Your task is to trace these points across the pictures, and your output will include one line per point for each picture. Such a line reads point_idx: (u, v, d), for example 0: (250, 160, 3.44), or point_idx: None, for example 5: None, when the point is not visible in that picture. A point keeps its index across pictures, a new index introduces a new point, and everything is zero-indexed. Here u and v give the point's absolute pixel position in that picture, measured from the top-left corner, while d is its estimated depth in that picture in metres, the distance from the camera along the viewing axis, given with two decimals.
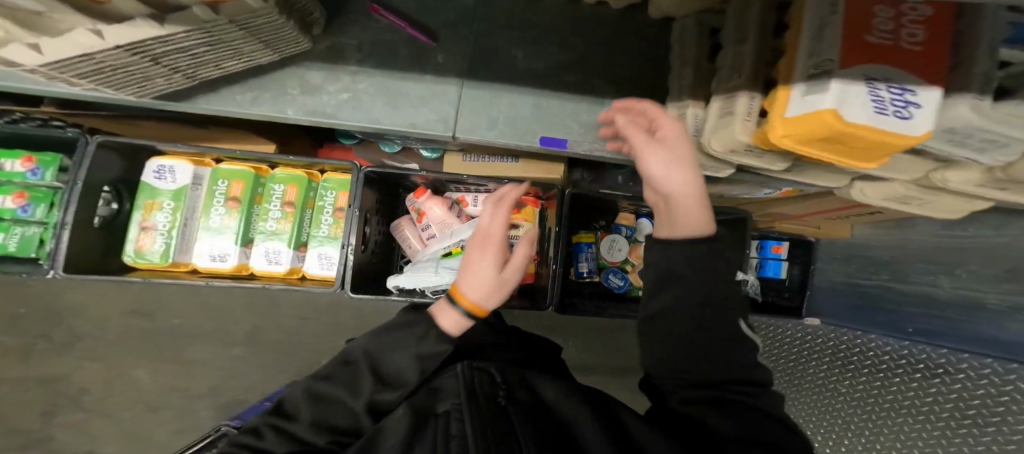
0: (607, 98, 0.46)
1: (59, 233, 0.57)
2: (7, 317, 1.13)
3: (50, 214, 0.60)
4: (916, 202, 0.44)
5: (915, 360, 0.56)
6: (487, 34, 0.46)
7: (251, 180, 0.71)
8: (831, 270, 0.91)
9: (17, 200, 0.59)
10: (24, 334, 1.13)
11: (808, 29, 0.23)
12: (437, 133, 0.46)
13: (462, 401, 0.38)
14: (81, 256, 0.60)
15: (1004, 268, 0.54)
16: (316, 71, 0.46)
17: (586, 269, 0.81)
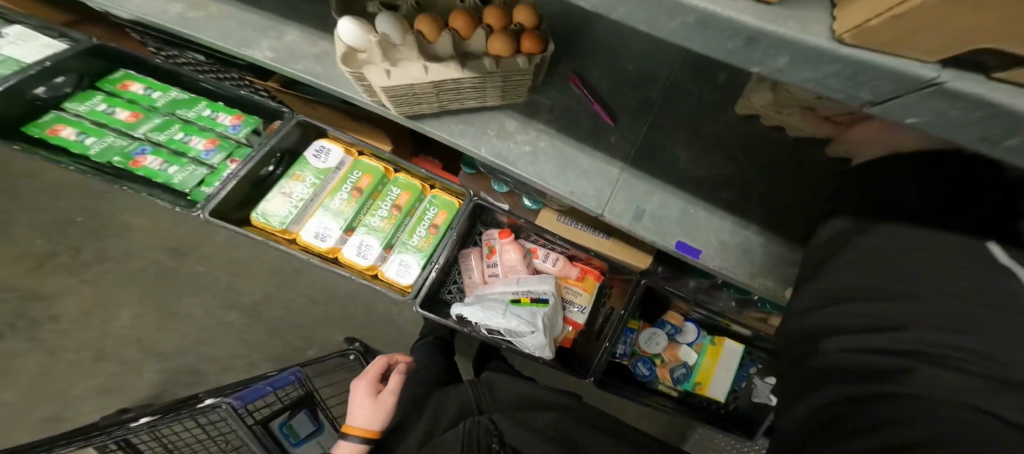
0: (751, 225, 0.57)
1: (228, 181, 0.75)
2: (64, 221, 1.24)
3: (221, 161, 0.82)
4: None
5: None
6: (655, 129, 0.60)
7: (377, 180, 0.85)
8: None
9: (207, 145, 0.83)
10: (67, 240, 1.22)
11: None
12: (587, 206, 0.57)
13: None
14: (226, 203, 0.76)
15: None
16: (512, 120, 0.59)
17: (622, 351, 0.96)
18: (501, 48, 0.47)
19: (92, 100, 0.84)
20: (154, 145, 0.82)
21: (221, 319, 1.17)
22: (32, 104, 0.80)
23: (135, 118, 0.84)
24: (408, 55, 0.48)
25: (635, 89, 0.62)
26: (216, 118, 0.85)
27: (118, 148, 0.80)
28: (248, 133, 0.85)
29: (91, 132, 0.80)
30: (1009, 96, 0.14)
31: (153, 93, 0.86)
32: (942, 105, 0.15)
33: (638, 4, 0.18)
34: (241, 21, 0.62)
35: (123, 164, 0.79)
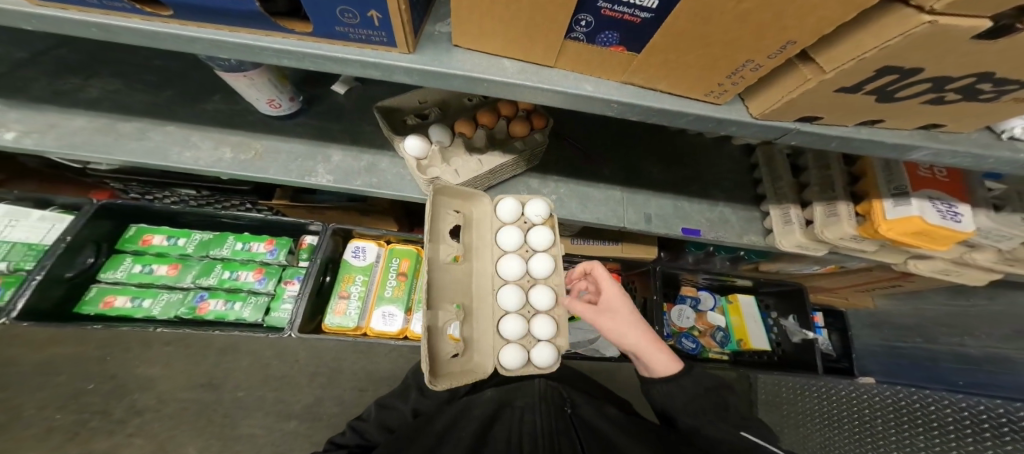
0: (720, 201, 0.80)
1: (300, 302, 0.87)
2: (66, 392, 1.11)
3: (274, 286, 0.93)
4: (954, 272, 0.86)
5: (974, 413, 0.76)
6: (634, 157, 0.81)
7: (415, 261, 0.98)
8: (867, 336, 1.42)
9: (255, 276, 0.92)
10: (78, 411, 1.10)
11: (882, 176, 0.59)
12: (609, 224, 0.75)
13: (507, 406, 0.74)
14: (306, 321, 0.88)
15: (1008, 328, 0.96)
16: (534, 178, 0.77)
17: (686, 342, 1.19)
18: (519, 129, 0.66)
19: (124, 264, 0.90)
20: (207, 289, 0.91)
21: (284, 431, 1.14)
22: (69, 282, 0.87)
23: (176, 269, 0.91)
24: (458, 152, 0.68)
25: (604, 129, 0.84)
26: (250, 247, 0.94)
27: (178, 301, 0.88)
28: (286, 255, 0.95)
29: (143, 295, 0.88)
30: (818, 130, 0.36)
31: (178, 240, 0.93)
32: (806, 136, 0.37)
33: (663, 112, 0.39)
34: (289, 152, 0.68)
35: (191, 314, 0.87)
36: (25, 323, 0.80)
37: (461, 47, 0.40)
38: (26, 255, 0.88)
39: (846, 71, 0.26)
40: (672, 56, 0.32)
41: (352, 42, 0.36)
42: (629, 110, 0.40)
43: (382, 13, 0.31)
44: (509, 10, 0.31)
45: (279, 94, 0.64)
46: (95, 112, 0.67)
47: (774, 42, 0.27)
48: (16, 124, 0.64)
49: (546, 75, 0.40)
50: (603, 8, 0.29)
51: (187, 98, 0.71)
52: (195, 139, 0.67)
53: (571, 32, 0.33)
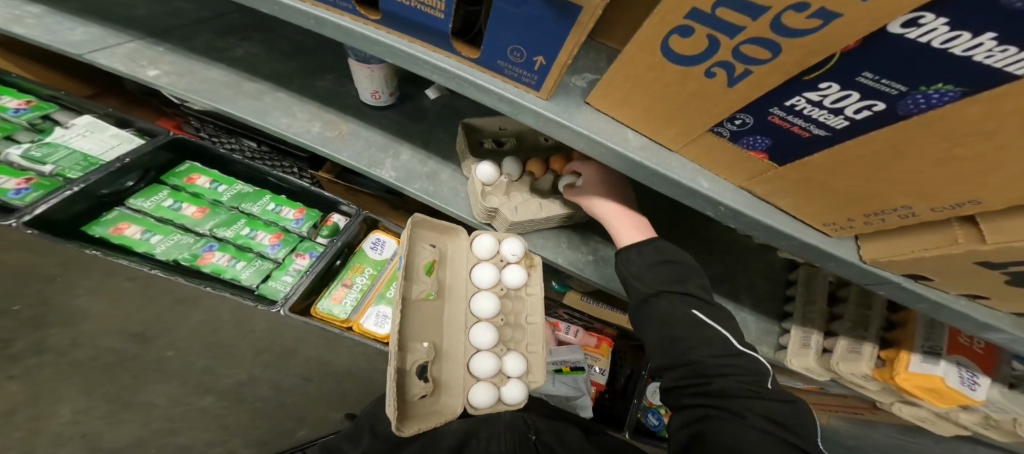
0: (745, 306, 0.80)
1: (304, 281, 0.79)
2: None
3: (285, 256, 0.82)
4: (930, 423, 0.88)
5: None
6: (673, 237, 0.83)
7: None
8: None
9: (272, 240, 0.83)
10: None
11: (919, 334, 0.60)
12: None
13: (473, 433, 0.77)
14: (301, 300, 0.79)
15: None
16: (576, 234, 0.76)
17: (653, 423, 1.20)
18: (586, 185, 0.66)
19: (158, 196, 0.79)
20: (219, 240, 0.80)
21: (192, 406, 0.99)
22: (98, 200, 0.74)
23: (202, 213, 0.81)
24: (521, 188, 0.67)
25: (651, 204, 0.85)
26: (280, 211, 0.86)
27: (185, 245, 0.76)
28: (309, 227, 0.86)
29: (156, 229, 0.76)
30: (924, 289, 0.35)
31: (219, 186, 0.85)
32: (904, 291, 0.36)
33: (767, 232, 0.37)
34: (367, 140, 0.68)
35: (189, 262, 0.75)
36: (31, 231, 0.63)
37: (592, 105, 0.41)
38: (77, 164, 0.73)
39: (1010, 249, 0.24)
40: (821, 179, 0.30)
41: (502, 75, 0.40)
42: (734, 217, 0.37)
43: (548, 61, 0.35)
44: (663, 93, 0.33)
45: (384, 88, 0.67)
46: (234, 70, 0.69)
47: (952, 195, 0.24)
48: (164, 64, 0.66)
49: (665, 159, 0.39)
50: (773, 114, 0.27)
51: (305, 73, 0.72)
52: (296, 108, 0.67)
53: (718, 126, 0.32)
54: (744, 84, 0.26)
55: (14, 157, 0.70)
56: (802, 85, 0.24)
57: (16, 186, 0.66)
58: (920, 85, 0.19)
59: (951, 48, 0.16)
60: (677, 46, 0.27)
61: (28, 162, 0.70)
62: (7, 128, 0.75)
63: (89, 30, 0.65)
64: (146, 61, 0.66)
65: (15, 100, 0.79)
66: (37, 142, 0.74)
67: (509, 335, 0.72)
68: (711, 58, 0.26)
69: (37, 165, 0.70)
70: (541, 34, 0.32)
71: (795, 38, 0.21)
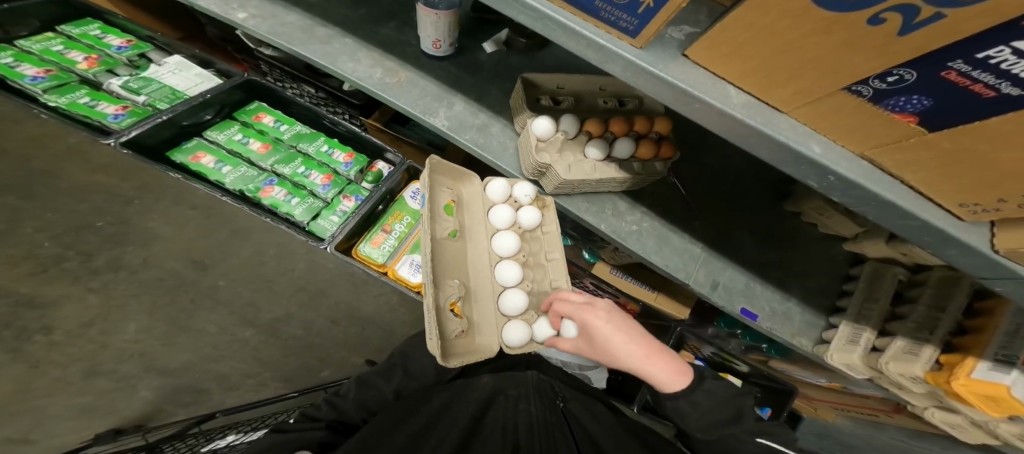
0: (793, 298, 0.77)
1: (350, 221, 0.81)
2: None
3: (332, 195, 0.85)
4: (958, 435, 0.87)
5: None
6: (727, 219, 0.79)
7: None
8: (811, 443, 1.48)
9: (323, 180, 0.86)
10: None
11: (993, 342, 0.57)
12: (678, 275, 0.72)
13: (502, 388, 0.74)
14: (346, 240, 0.81)
15: None
16: (625, 204, 0.74)
17: None
18: (646, 150, 0.62)
19: (230, 130, 0.88)
20: (278, 176, 0.86)
21: (235, 336, 0.99)
22: (182, 129, 0.84)
23: (266, 149, 0.88)
24: (575, 148, 0.63)
25: (707, 183, 0.81)
26: (333, 154, 0.90)
27: (250, 177, 0.83)
28: (356, 172, 0.89)
29: (227, 161, 0.84)
30: None
31: (281, 125, 0.91)
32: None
33: (882, 209, 0.34)
34: (422, 90, 0.65)
35: (253, 194, 0.81)
36: (126, 153, 0.74)
37: (687, 58, 0.37)
38: (166, 98, 0.84)
39: None
40: (976, 152, 0.26)
41: (598, 16, 0.36)
42: (845, 189, 0.34)
43: (656, 5, 0.30)
44: (788, 48, 0.28)
45: (447, 38, 0.64)
46: (309, 15, 0.67)
47: None
48: (251, 8, 0.66)
49: (772, 119, 0.35)
50: (949, 68, 0.23)
51: (372, 20, 0.69)
52: (361, 54, 0.65)
53: (860, 83, 0.28)
54: (927, 29, 0.21)
55: (116, 87, 0.81)
56: (1016, 33, 0.17)
57: (114, 111, 0.78)
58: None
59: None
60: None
61: (126, 92, 0.81)
62: (110, 62, 0.85)
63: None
64: (236, 3, 0.65)
65: (119, 39, 0.89)
66: (134, 75, 0.85)
67: (531, 274, 0.71)
68: (880, 4, 0.20)
69: (133, 95, 0.81)
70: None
71: None
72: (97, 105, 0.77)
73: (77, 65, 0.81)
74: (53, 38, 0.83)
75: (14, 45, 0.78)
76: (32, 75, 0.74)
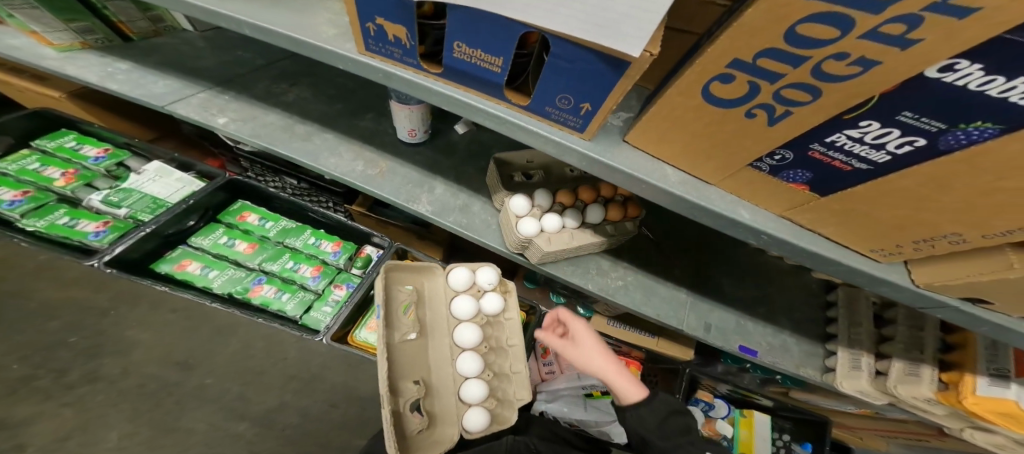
0: (784, 329, 0.80)
1: (343, 311, 0.84)
2: None
3: (324, 286, 0.89)
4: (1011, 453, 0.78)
5: None
6: (697, 258, 0.84)
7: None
8: None
9: (312, 272, 0.91)
10: None
11: (981, 356, 0.59)
12: (671, 325, 0.74)
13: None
14: (340, 330, 0.85)
15: None
16: (605, 260, 0.78)
17: None
18: (615, 211, 0.67)
19: (215, 234, 0.89)
20: (266, 274, 0.88)
21: (227, 432, 0.97)
22: (163, 238, 0.85)
23: (252, 249, 0.90)
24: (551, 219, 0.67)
25: (673, 227, 0.88)
26: (321, 245, 0.94)
27: (237, 279, 0.85)
28: (345, 260, 0.93)
29: (214, 265, 0.85)
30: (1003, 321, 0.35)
31: (267, 223, 0.94)
32: (964, 314, 0.35)
33: (809, 258, 0.37)
34: (404, 177, 0.73)
35: (241, 296, 0.83)
36: (112, 271, 0.74)
37: (630, 144, 0.40)
38: (147, 208, 0.84)
39: None
40: (864, 209, 0.31)
41: (547, 120, 0.38)
42: (779, 244, 0.37)
43: (595, 107, 0.34)
44: (700, 132, 0.34)
45: (420, 126, 0.73)
46: (288, 113, 0.75)
47: (1005, 224, 0.25)
48: (230, 112, 0.72)
49: (704, 192, 0.38)
50: (812, 149, 0.29)
51: (350, 114, 0.78)
52: (342, 148, 0.73)
53: (757, 160, 0.33)
54: (787, 120, 0.28)
55: (96, 203, 0.82)
56: (844, 123, 0.26)
57: (95, 229, 0.79)
58: (961, 123, 0.21)
59: (987, 90, 0.19)
60: (719, 90, 0.29)
61: (107, 206, 0.82)
62: (89, 175, 0.87)
63: (168, 82, 0.73)
64: (215, 109, 0.72)
65: (94, 149, 0.90)
66: (114, 187, 0.86)
67: (492, 360, 0.74)
68: (751, 101, 0.29)
69: (113, 209, 0.82)
70: (596, 84, 0.32)
71: (832, 83, 0.23)
72: (77, 224, 0.78)
73: (53, 183, 0.82)
74: (28, 155, 0.85)
75: None
76: (10, 199, 0.77)
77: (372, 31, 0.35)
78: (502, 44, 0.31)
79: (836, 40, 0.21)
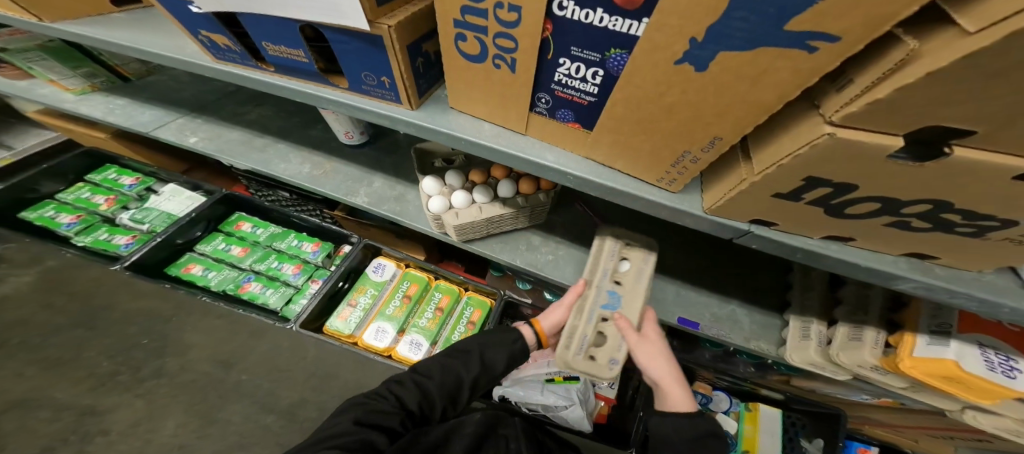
0: (734, 300, 0.76)
1: (314, 301, 0.94)
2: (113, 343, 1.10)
3: (302, 282, 1.03)
4: None
5: None
6: (638, 230, 0.83)
7: (453, 299, 1.02)
8: None
9: (293, 270, 1.04)
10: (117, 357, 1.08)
11: (924, 314, 0.52)
12: None
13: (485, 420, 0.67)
14: (313, 318, 0.95)
15: None
16: (535, 236, 0.79)
17: None
18: (526, 185, 0.70)
19: (215, 241, 1.07)
20: (256, 273, 1.04)
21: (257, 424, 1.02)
22: (176, 247, 1.06)
23: (244, 252, 1.07)
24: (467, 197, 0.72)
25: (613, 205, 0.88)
26: (301, 246, 1.08)
27: (231, 278, 1.02)
28: (323, 258, 1.06)
29: (213, 267, 1.04)
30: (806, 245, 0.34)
31: (258, 230, 1.10)
32: (768, 240, 0.35)
33: (616, 193, 0.38)
34: (346, 174, 0.82)
35: (233, 291, 1.00)
36: (128, 272, 0.95)
37: (455, 109, 0.44)
38: (162, 222, 1.07)
39: (804, 158, 0.23)
40: (621, 139, 0.34)
41: (371, 97, 0.45)
42: (586, 183, 0.39)
43: (391, 79, 0.40)
44: (483, 90, 0.38)
45: (354, 128, 0.82)
46: (250, 130, 0.91)
47: (701, 135, 0.28)
48: (200, 133, 0.90)
49: (513, 139, 0.41)
50: (554, 89, 0.33)
51: (302, 125, 0.92)
52: (292, 156, 0.85)
53: (535, 108, 0.37)
54: (520, 67, 0.32)
55: (127, 220, 1.07)
56: (550, 64, 0.31)
57: (126, 241, 1.04)
58: (606, 50, 0.27)
59: (591, 22, 0.26)
60: (464, 49, 0.34)
61: (134, 223, 1.07)
62: (124, 200, 1.13)
63: (153, 112, 0.94)
64: (187, 131, 0.90)
65: (129, 178, 1.17)
66: (139, 208, 1.11)
67: None
68: (490, 55, 0.33)
69: (139, 224, 1.06)
70: (372, 58, 0.38)
71: (516, 29, 0.29)
72: (114, 238, 1.04)
73: (99, 207, 1.11)
74: (82, 187, 1.15)
75: (57, 199, 1.12)
76: (67, 222, 1.07)
77: (207, 43, 0.49)
78: (293, 36, 0.40)
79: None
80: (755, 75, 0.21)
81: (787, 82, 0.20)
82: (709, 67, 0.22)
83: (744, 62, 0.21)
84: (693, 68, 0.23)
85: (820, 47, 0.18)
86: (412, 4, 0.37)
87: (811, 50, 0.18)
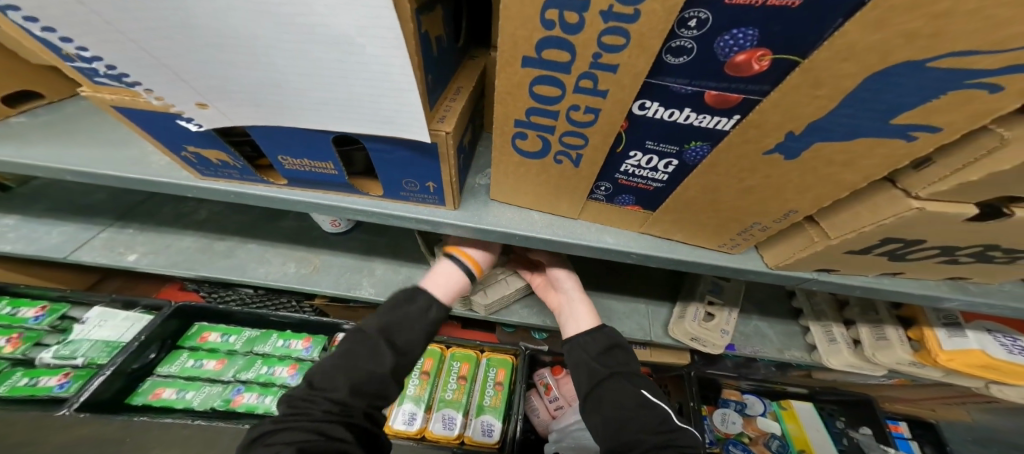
0: (752, 314, 0.79)
1: None
2: None
3: None
4: None
5: None
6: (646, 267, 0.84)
7: (473, 363, 0.95)
8: None
9: (289, 370, 0.84)
10: None
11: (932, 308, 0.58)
12: (637, 337, 0.73)
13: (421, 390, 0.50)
14: None
15: None
16: None
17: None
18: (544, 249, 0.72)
19: (180, 359, 0.82)
20: (244, 383, 0.82)
21: None
22: (130, 374, 0.77)
23: (222, 364, 0.83)
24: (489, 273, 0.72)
25: None
26: (289, 344, 0.87)
27: (216, 394, 0.79)
28: (321, 351, 0.87)
29: (189, 386, 0.80)
30: (865, 283, 0.37)
31: (229, 337, 0.87)
32: (830, 284, 0.38)
33: (676, 265, 0.41)
34: (341, 266, 0.78)
35: (223, 408, 0.77)
36: (82, 414, 0.69)
37: (497, 201, 0.45)
38: (103, 353, 0.79)
39: (886, 226, 0.27)
40: (685, 216, 0.37)
41: (409, 202, 0.45)
42: (650, 258, 0.41)
43: (439, 183, 0.41)
44: (536, 180, 0.39)
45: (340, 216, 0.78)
46: (203, 233, 0.80)
47: (777, 210, 0.31)
48: (138, 246, 0.76)
49: (566, 227, 0.43)
50: (619, 176, 0.35)
51: (269, 218, 0.84)
52: (269, 257, 0.77)
53: (592, 194, 0.39)
54: (584, 158, 0.34)
55: (48, 358, 0.77)
56: (620, 156, 0.33)
57: (59, 380, 0.75)
58: (685, 144, 0.29)
59: (675, 119, 0.27)
60: (523, 146, 0.35)
61: (61, 359, 0.77)
62: (34, 335, 0.81)
63: (63, 229, 0.76)
64: (122, 246, 0.76)
65: (31, 309, 0.83)
66: (62, 340, 0.81)
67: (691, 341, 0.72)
68: (550, 151, 0.34)
69: (68, 359, 0.77)
70: (421, 166, 0.38)
71: (588, 128, 0.30)
72: (39, 381, 0.74)
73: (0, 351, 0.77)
74: None
75: None
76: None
77: (193, 159, 0.43)
78: (324, 150, 0.38)
79: (564, 96, 0.28)
80: (845, 160, 0.24)
81: (879, 165, 0.23)
82: (800, 154, 0.25)
83: (839, 149, 0.23)
84: (781, 156, 0.26)
85: (921, 136, 0.21)
86: (449, 100, 0.37)
87: (909, 139, 0.21)
